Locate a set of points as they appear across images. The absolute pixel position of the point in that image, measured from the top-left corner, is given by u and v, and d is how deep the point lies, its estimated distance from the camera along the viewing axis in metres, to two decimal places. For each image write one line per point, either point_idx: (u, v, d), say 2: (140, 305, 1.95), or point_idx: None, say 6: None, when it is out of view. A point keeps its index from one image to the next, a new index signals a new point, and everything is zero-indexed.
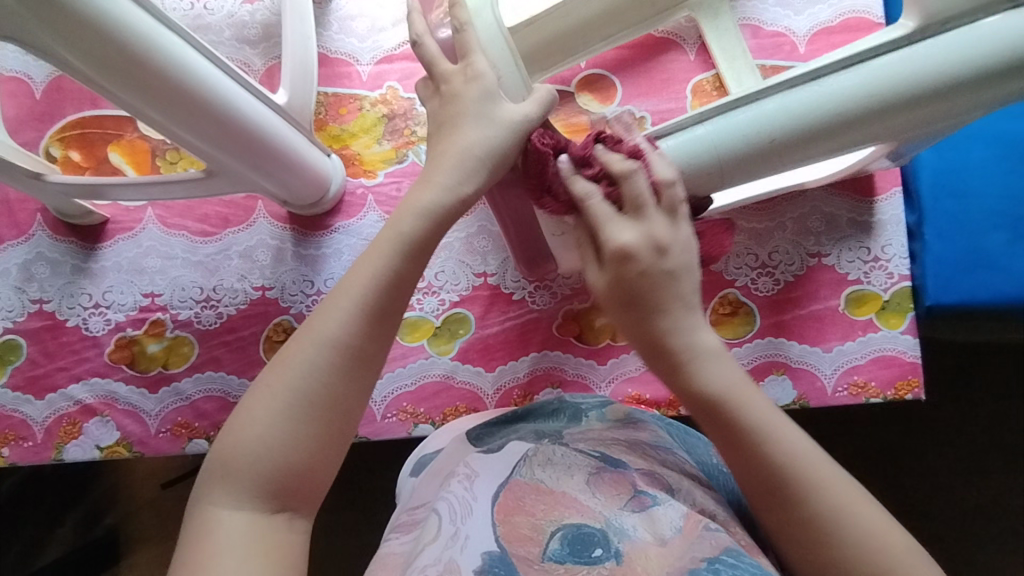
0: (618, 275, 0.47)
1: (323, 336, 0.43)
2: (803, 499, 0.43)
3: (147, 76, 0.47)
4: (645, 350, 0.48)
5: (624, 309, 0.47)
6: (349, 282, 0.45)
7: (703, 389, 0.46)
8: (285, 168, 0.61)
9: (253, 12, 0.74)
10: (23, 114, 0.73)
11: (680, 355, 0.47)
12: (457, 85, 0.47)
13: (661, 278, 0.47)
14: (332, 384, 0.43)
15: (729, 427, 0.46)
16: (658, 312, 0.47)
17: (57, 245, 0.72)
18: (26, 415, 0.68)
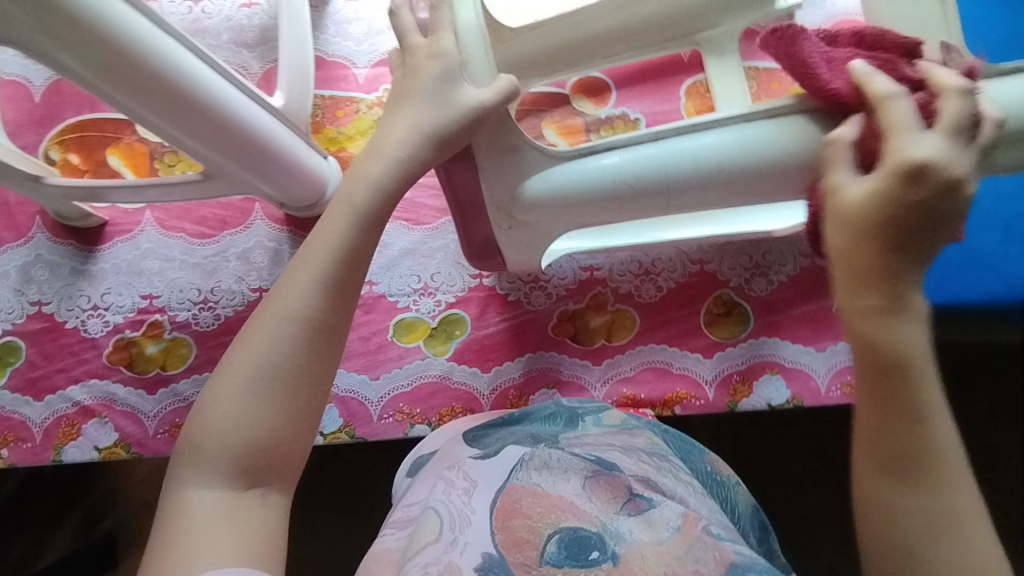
0: (880, 188, 0.39)
1: (283, 310, 0.44)
2: (926, 493, 0.38)
3: (146, 79, 0.47)
4: (851, 277, 0.41)
5: (852, 227, 0.40)
6: (308, 257, 0.46)
7: (894, 338, 0.39)
8: (282, 170, 0.61)
9: (251, 16, 0.75)
10: (23, 118, 0.74)
11: (879, 298, 0.39)
12: (420, 59, 0.50)
13: (928, 213, 0.39)
14: (295, 357, 0.43)
15: (897, 392, 0.39)
16: (889, 242, 0.39)
17: (56, 247, 0.73)
18: (26, 416, 0.68)
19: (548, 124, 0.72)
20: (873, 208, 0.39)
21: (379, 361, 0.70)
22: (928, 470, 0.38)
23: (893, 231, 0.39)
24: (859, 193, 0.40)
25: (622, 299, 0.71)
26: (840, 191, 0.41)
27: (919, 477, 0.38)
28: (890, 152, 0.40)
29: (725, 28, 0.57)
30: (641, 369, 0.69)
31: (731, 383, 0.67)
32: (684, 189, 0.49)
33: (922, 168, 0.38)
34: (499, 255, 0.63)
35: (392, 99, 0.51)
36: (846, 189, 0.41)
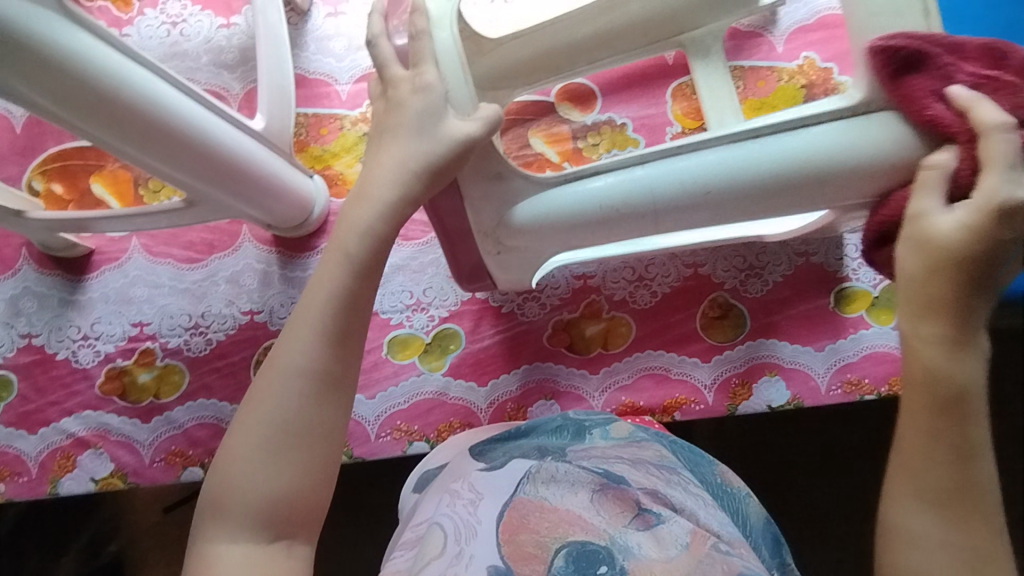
0: (972, 225, 0.39)
1: (289, 367, 0.43)
2: (968, 527, 0.39)
3: (118, 112, 0.47)
4: (920, 312, 0.42)
5: (931, 261, 0.41)
6: (306, 311, 0.45)
7: (945, 368, 0.41)
8: (265, 193, 0.60)
9: (230, 36, 0.74)
10: (5, 150, 0.73)
11: (940, 327, 0.41)
12: (403, 92, 0.48)
13: (1011, 255, 0.40)
14: (305, 411, 0.43)
15: (956, 426, 0.40)
16: (964, 277, 0.40)
17: (43, 279, 0.72)
18: (21, 450, 0.68)
19: (534, 134, 0.72)
20: (960, 245, 0.40)
21: (374, 380, 0.70)
22: (966, 504, 0.40)
23: (974, 272, 0.40)
24: (949, 224, 0.40)
25: (618, 307, 0.70)
26: (924, 219, 0.41)
27: (953, 510, 0.40)
28: (984, 183, 0.39)
29: (710, 28, 0.57)
30: (639, 376, 0.68)
31: (731, 386, 0.66)
32: (674, 212, 0.48)
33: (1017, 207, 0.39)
34: (489, 276, 0.61)
35: (375, 138, 0.50)
36: (933, 217, 0.41)
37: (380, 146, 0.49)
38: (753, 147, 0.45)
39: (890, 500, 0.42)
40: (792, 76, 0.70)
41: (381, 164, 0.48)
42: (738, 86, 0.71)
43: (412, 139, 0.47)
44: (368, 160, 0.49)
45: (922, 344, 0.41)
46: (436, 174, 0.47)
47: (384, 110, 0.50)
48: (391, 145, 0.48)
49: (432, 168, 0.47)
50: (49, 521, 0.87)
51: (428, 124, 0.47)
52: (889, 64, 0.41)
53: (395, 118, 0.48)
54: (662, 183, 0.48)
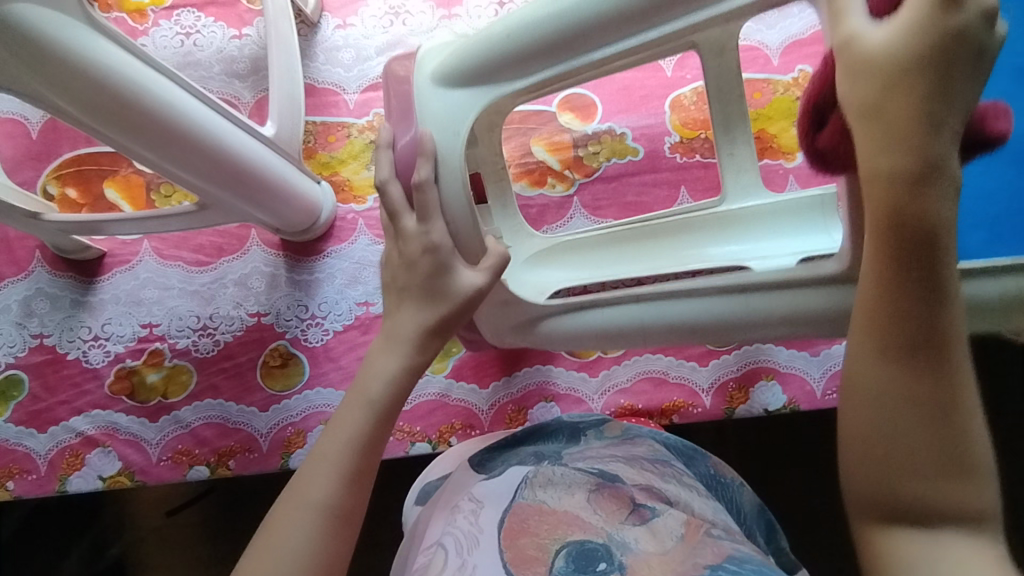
0: (910, 31, 0.35)
1: (307, 502, 0.46)
2: (940, 371, 0.37)
3: (138, 118, 0.49)
4: (876, 136, 0.36)
5: (879, 81, 0.36)
6: (326, 447, 0.48)
7: (905, 200, 0.36)
8: (275, 198, 0.62)
9: (242, 47, 0.76)
10: (20, 154, 0.75)
11: (906, 148, 0.35)
12: (413, 249, 0.50)
13: (960, 48, 0.35)
14: (319, 546, 0.45)
15: (923, 267, 0.36)
16: (923, 81, 0.35)
17: (56, 280, 0.74)
18: (30, 448, 0.69)
19: (536, 142, 0.74)
20: (901, 56, 0.35)
21: None
22: (935, 347, 0.37)
23: (922, 81, 0.35)
24: (883, 39, 0.36)
25: None
26: (860, 41, 0.36)
27: (922, 356, 0.37)
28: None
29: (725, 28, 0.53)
30: (637, 379, 0.69)
31: (728, 390, 0.68)
32: (658, 333, 0.55)
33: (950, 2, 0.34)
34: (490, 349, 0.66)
35: (395, 293, 0.51)
36: (868, 37, 0.36)
37: (402, 298, 0.51)
38: (748, 298, 0.51)
39: (851, 353, 0.40)
40: (788, 88, 0.72)
41: (403, 305, 0.51)
42: None
43: (429, 292, 0.50)
44: (391, 309, 0.52)
45: (880, 183, 0.36)
46: (446, 325, 0.50)
47: (398, 260, 0.51)
48: (408, 302, 0.51)
49: (442, 325, 0.50)
50: (51, 530, 0.84)
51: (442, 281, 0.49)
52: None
53: (413, 272, 0.50)
54: (659, 319, 0.54)
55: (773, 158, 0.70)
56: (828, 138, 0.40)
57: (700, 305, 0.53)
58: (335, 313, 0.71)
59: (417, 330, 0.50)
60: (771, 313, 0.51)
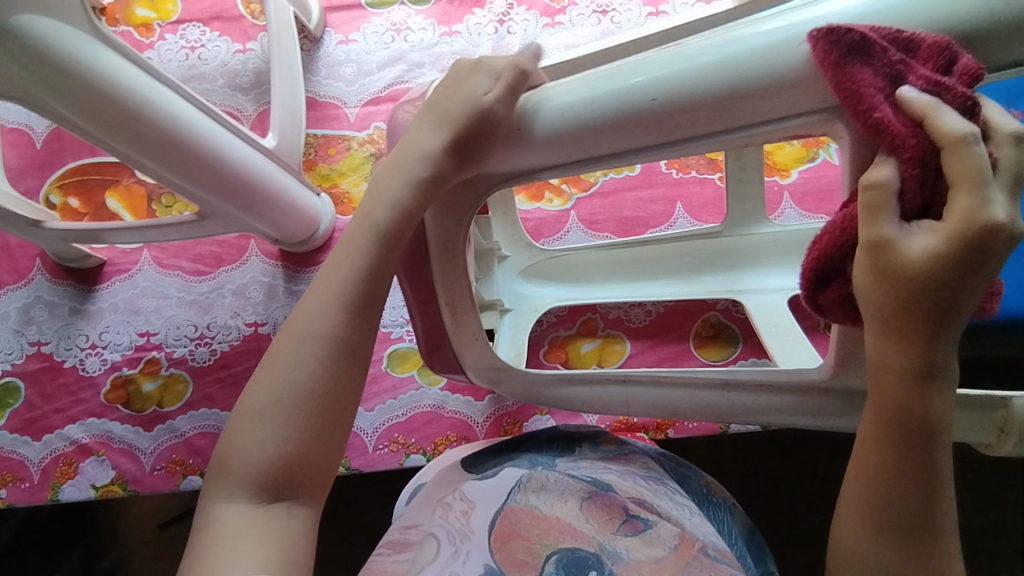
0: (949, 253, 0.30)
1: (306, 331, 0.40)
2: (928, 553, 0.35)
3: (140, 128, 0.49)
4: (886, 334, 0.33)
5: (900, 294, 0.32)
6: (328, 276, 0.42)
7: (910, 398, 0.34)
8: (274, 208, 0.63)
9: (245, 61, 0.78)
10: (24, 164, 0.76)
11: (919, 356, 0.33)
12: (463, 69, 0.43)
13: (989, 270, 0.30)
14: (319, 377, 0.40)
15: (921, 455, 0.35)
16: (951, 302, 0.31)
17: (55, 288, 0.75)
18: (24, 456, 0.69)
19: None
20: (929, 279, 0.31)
21: (373, 393, 0.71)
22: (926, 530, 0.35)
23: (941, 303, 0.31)
24: (916, 251, 0.31)
25: (613, 325, 0.71)
26: (892, 244, 0.31)
27: (911, 537, 0.35)
28: (956, 206, 0.29)
29: None
30: None
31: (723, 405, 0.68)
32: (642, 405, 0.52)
33: (997, 235, 0.29)
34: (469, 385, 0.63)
35: (428, 109, 0.44)
36: (901, 241, 0.31)
37: (434, 117, 0.43)
38: (728, 392, 0.49)
39: (844, 514, 0.38)
40: None
41: (431, 124, 0.42)
42: None
43: (456, 117, 0.41)
44: (420, 121, 0.44)
45: (885, 377, 0.35)
46: (462, 149, 0.41)
47: (450, 77, 0.44)
48: (428, 124, 0.43)
49: (460, 148, 0.41)
50: (40, 541, 0.82)
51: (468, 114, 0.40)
52: (837, 52, 0.30)
53: (449, 99, 0.42)
54: (643, 398, 0.52)
55: (769, 174, 0.71)
56: (831, 297, 0.35)
57: (684, 391, 0.51)
58: None
59: (439, 147, 0.41)
60: (755, 407, 0.49)
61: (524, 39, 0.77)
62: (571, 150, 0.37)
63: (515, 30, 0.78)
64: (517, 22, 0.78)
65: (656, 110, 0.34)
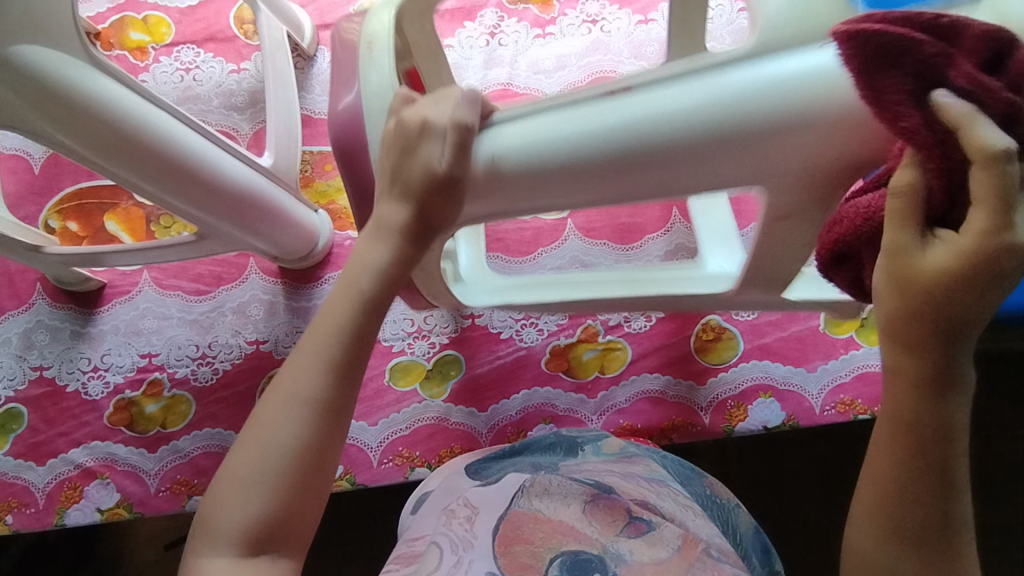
0: (963, 270, 0.30)
1: (291, 394, 0.41)
2: (937, 561, 0.36)
3: (138, 152, 0.50)
4: (904, 343, 0.34)
5: (917, 304, 0.32)
6: (315, 336, 0.42)
7: (928, 407, 0.34)
8: (272, 226, 0.63)
9: (240, 80, 0.78)
10: (23, 189, 0.77)
11: (938, 366, 0.33)
12: (410, 128, 0.41)
13: (1004, 285, 0.30)
14: (304, 440, 0.40)
15: (936, 463, 0.35)
16: (970, 314, 0.31)
17: (56, 312, 0.75)
18: (28, 481, 0.69)
19: None
20: (945, 291, 0.31)
21: (375, 407, 0.71)
22: (940, 537, 0.36)
23: (959, 315, 0.32)
24: (931, 262, 0.31)
25: (613, 331, 0.71)
26: (906, 253, 0.31)
27: (927, 543, 0.36)
28: (973, 221, 0.30)
29: None
30: (636, 399, 0.69)
31: (726, 408, 0.68)
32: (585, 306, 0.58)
33: (1011, 252, 0.29)
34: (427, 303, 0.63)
35: (389, 177, 0.43)
36: (917, 252, 0.31)
37: (397, 188, 0.43)
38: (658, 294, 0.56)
39: (856, 521, 0.39)
40: None
41: (398, 194, 0.43)
42: None
43: (419, 194, 0.42)
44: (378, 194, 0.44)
45: (901, 384, 0.35)
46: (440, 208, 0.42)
47: (392, 139, 0.42)
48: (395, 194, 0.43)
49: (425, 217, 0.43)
50: (45, 566, 0.82)
51: (427, 188, 0.42)
52: (862, 56, 0.31)
53: (405, 170, 0.42)
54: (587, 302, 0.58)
55: None
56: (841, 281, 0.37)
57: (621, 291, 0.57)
58: None
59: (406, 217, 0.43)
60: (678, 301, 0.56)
61: (515, 51, 0.78)
62: (529, 193, 0.41)
63: (506, 42, 0.79)
64: (508, 34, 0.79)
65: (638, 152, 0.37)
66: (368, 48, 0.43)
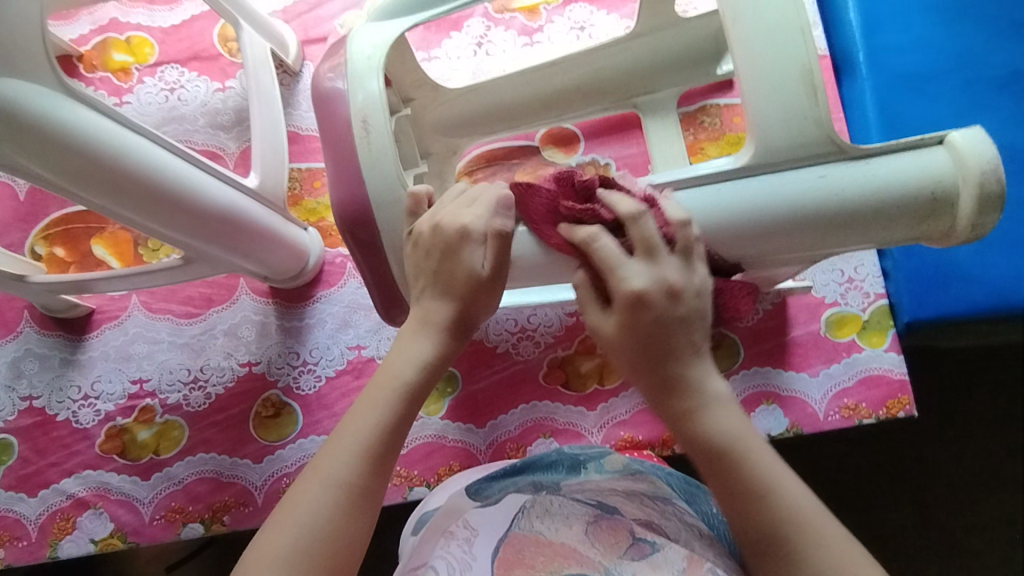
0: (624, 324, 0.41)
1: (329, 476, 0.40)
2: (789, 565, 0.38)
3: (118, 180, 0.49)
4: (654, 395, 0.42)
5: (628, 360, 0.42)
6: (348, 429, 0.42)
7: (699, 436, 0.41)
8: (260, 247, 0.62)
9: (225, 99, 0.77)
10: (8, 217, 0.75)
11: (687, 401, 0.41)
12: (446, 235, 0.44)
13: (659, 328, 0.40)
14: (337, 526, 0.39)
15: (734, 472, 0.40)
16: (670, 356, 0.41)
17: (45, 340, 0.73)
18: (20, 514, 0.67)
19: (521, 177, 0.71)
20: (630, 343, 0.41)
21: None
22: (780, 526, 0.39)
23: (652, 354, 0.41)
24: (612, 328, 0.42)
25: None
26: (603, 333, 0.43)
27: (773, 540, 0.39)
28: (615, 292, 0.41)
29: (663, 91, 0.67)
30: (636, 411, 0.68)
31: None
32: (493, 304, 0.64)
33: (641, 298, 0.40)
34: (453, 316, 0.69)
35: (429, 277, 0.45)
36: (604, 327, 0.42)
37: (437, 289, 0.45)
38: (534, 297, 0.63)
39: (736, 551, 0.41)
40: None
41: (439, 294, 0.45)
42: (716, 124, 0.71)
43: (464, 293, 0.44)
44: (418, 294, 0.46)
45: (678, 426, 0.42)
46: (470, 320, 0.45)
47: (432, 244, 0.45)
48: (430, 293, 0.45)
49: (464, 322, 0.45)
50: None
51: (474, 288, 0.44)
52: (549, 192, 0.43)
53: (448, 273, 0.44)
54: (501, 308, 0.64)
55: None
56: None
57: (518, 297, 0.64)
58: (327, 359, 0.70)
59: (451, 318, 0.44)
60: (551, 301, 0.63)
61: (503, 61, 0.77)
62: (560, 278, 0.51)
63: (493, 52, 0.78)
64: (495, 44, 0.78)
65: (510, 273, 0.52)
66: (364, 126, 0.50)
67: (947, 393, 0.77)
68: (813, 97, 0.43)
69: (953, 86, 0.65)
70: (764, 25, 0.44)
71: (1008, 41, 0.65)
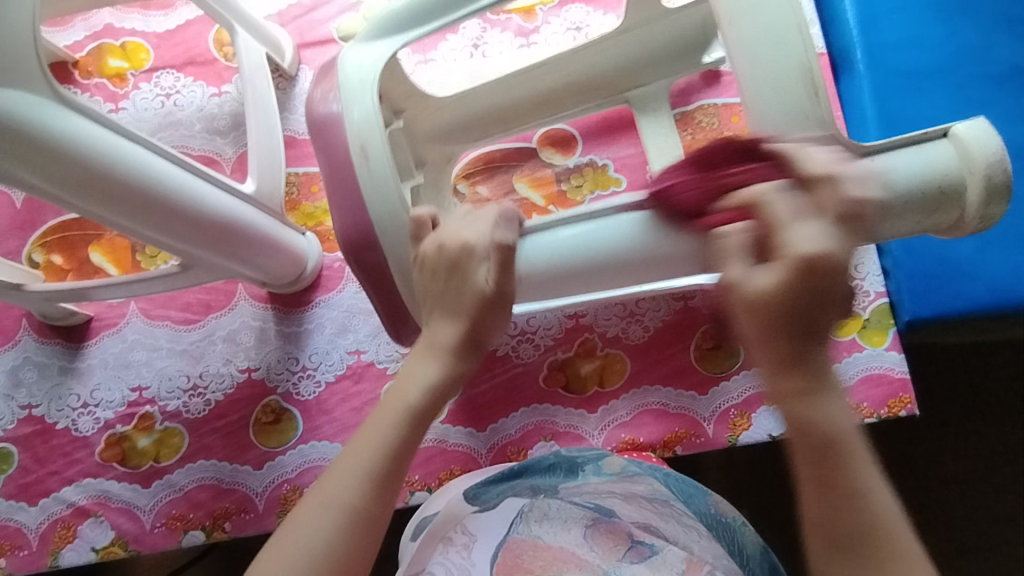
0: (789, 284, 0.35)
1: (331, 498, 0.39)
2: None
3: (114, 188, 0.49)
4: (774, 367, 0.37)
5: (765, 323, 0.36)
6: (354, 448, 0.42)
7: (814, 422, 0.37)
8: (259, 253, 0.62)
9: (221, 104, 0.77)
10: (5, 225, 0.75)
11: (806, 382, 0.37)
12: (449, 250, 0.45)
13: (823, 298, 0.35)
14: (340, 545, 0.39)
15: (835, 469, 0.37)
16: (817, 331, 0.36)
17: (43, 348, 0.73)
18: (21, 523, 0.67)
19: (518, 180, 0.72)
20: (784, 303, 0.35)
21: None
22: (868, 541, 0.36)
23: (803, 325, 0.36)
24: (762, 285, 0.36)
25: (611, 344, 0.70)
26: (741, 288, 0.37)
27: (861, 549, 0.36)
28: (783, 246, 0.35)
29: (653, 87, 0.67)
30: (637, 412, 0.68)
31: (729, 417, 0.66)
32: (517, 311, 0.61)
33: (820, 259, 0.35)
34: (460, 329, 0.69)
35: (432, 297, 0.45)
36: (747, 283, 0.36)
37: (443, 313, 0.45)
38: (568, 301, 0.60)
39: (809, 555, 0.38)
40: None
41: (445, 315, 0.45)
42: (714, 123, 0.70)
43: (474, 311, 0.44)
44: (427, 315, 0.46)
45: (788, 403, 0.37)
46: (480, 337, 0.45)
47: (437, 263, 0.45)
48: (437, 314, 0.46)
49: (475, 336, 0.45)
50: None
51: (483, 307, 0.44)
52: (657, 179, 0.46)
53: (455, 292, 0.44)
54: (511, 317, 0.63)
55: None
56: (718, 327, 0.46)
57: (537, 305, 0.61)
58: (325, 364, 0.70)
59: (458, 338, 0.44)
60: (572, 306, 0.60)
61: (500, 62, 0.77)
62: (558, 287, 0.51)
63: (489, 53, 0.78)
64: (491, 45, 0.78)
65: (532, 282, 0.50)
66: (363, 149, 0.50)
67: (947, 389, 0.77)
68: (811, 97, 0.43)
69: (951, 82, 0.64)
70: (759, 26, 0.43)
71: (1005, 36, 0.64)
